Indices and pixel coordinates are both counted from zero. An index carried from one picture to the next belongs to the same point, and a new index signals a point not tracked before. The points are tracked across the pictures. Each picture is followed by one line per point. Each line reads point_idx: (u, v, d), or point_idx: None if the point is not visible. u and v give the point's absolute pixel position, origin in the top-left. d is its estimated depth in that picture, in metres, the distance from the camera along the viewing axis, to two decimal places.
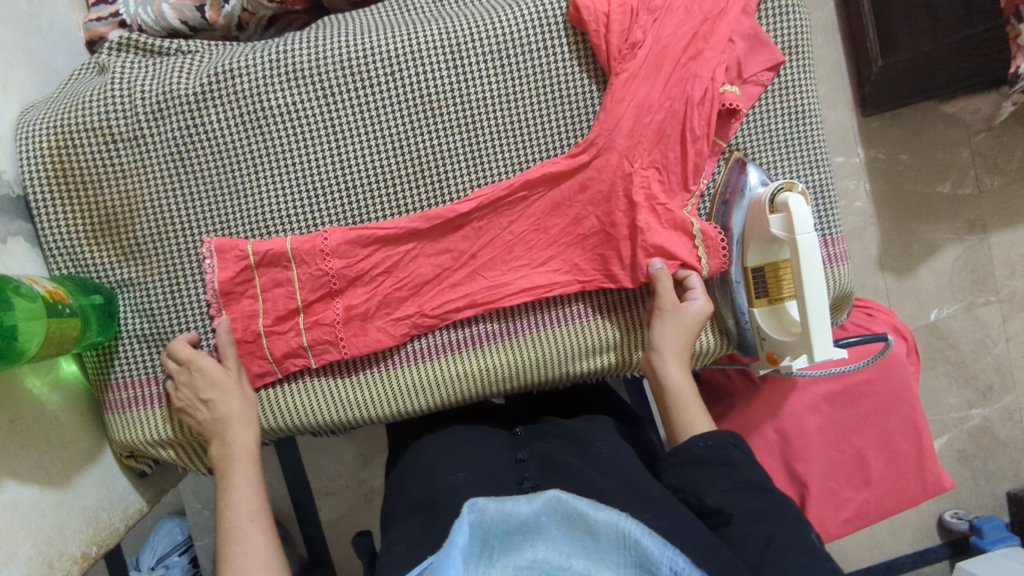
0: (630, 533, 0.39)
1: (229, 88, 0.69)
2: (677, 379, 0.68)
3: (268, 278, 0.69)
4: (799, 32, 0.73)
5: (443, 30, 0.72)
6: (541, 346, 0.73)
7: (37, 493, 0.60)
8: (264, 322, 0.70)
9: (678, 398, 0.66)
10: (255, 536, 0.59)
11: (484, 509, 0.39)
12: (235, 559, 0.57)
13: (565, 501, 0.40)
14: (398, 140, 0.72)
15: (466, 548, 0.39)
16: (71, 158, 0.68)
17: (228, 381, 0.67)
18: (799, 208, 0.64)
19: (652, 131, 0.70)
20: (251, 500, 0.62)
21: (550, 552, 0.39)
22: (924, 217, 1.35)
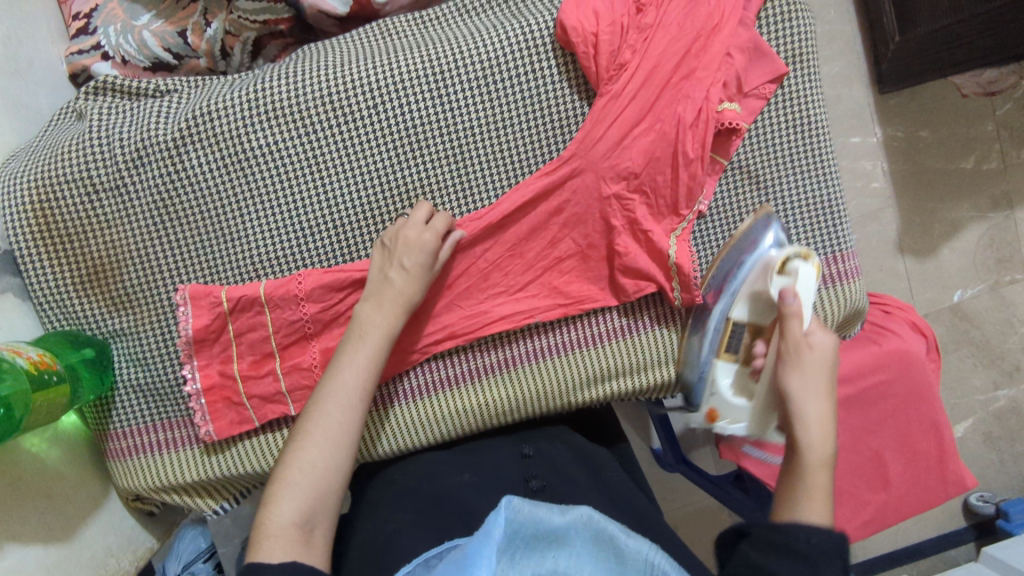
0: (661, 566, 0.39)
1: (209, 131, 0.67)
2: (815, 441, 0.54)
3: (242, 323, 0.68)
4: (804, 40, 0.69)
5: (426, 57, 0.69)
6: (542, 378, 0.72)
7: (43, 552, 0.60)
8: (239, 367, 0.69)
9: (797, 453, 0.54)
10: (309, 483, 0.53)
11: (520, 507, 0.39)
12: (281, 491, 0.53)
13: (596, 520, 0.40)
14: (383, 174, 0.70)
15: (499, 544, 0.38)
16: (55, 211, 0.67)
17: (423, 271, 0.65)
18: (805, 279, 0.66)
19: (649, 151, 0.67)
20: (319, 476, 0.54)
21: (572, 563, 0.39)
22: (948, 194, 1.29)
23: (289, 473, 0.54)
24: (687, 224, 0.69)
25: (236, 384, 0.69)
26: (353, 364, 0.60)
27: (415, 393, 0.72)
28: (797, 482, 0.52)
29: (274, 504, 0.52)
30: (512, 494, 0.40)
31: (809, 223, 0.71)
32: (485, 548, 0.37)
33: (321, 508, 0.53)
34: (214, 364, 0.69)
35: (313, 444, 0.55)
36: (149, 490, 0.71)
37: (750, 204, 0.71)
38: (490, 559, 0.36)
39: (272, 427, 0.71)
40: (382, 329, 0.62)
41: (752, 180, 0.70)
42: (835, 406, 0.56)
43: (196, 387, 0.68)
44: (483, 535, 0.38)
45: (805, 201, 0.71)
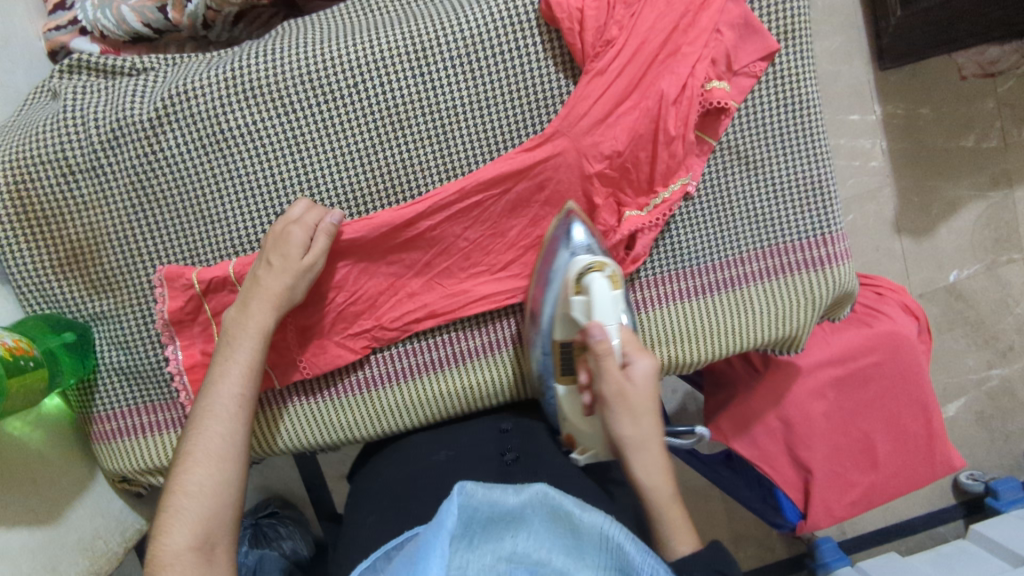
0: (614, 538, 0.43)
1: (186, 110, 0.66)
2: (655, 478, 0.57)
3: (219, 304, 0.68)
4: (796, 16, 0.67)
5: (408, 34, 0.67)
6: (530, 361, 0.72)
7: (24, 535, 0.60)
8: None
9: (647, 495, 0.57)
10: (197, 504, 0.55)
11: (472, 493, 0.43)
12: (167, 517, 0.54)
13: (551, 497, 0.44)
14: (365, 154, 0.68)
15: (453, 530, 0.42)
16: (30, 192, 0.66)
17: (292, 264, 0.63)
18: (599, 293, 0.58)
19: (633, 130, 0.65)
20: (207, 495, 0.55)
21: (531, 546, 0.42)
22: (946, 174, 1.27)
23: (175, 499, 0.55)
24: (664, 197, 0.67)
25: None
26: (228, 373, 0.61)
27: (320, 387, 0.72)
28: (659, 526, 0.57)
29: (164, 533, 0.53)
30: (465, 482, 0.44)
31: (798, 205, 0.70)
32: (436, 542, 0.40)
33: (215, 526, 0.55)
34: (197, 343, 0.68)
35: (196, 466, 0.56)
36: (132, 471, 0.71)
37: (738, 185, 0.69)
38: (442, 544, 0.40)
39: (267, 407, 0.72)
40: (254, 330, 0.62)
41: (740, 160, 0.69)
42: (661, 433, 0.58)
43: (179, 365, 0.68)
44: (436, 527, 0.41)
45: (795, 182, 0.69)
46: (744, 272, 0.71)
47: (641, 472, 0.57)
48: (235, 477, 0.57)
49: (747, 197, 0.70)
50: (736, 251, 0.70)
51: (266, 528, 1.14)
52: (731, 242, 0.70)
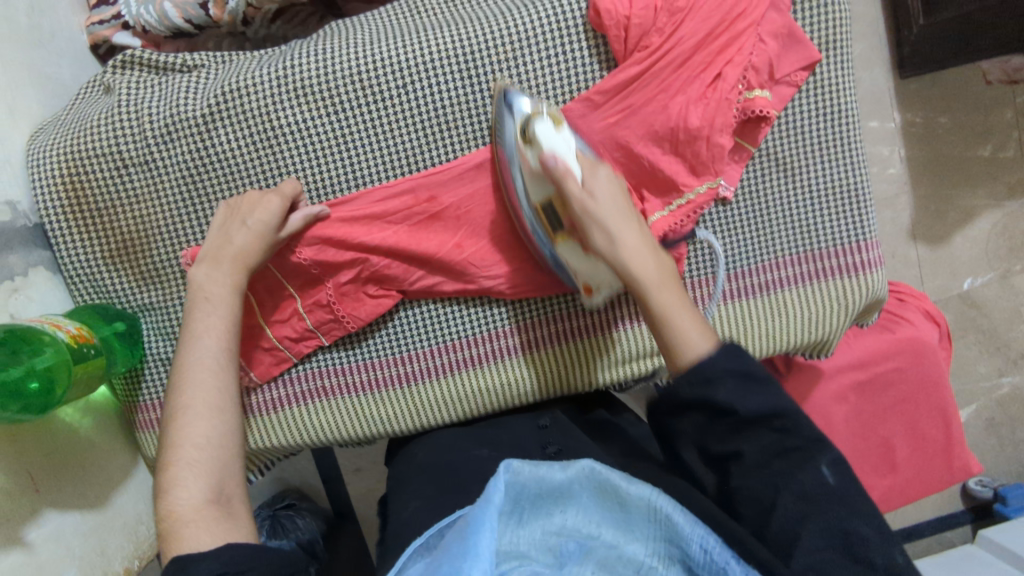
0: (662, 509, 0.44)
1: (238, 108, 0.67)
2: (644, 263, 0.58)
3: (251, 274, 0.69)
4: (838, 27, 0.67)
5: (456, 36, 0.68)
6: (565, 358, 0.74)
7: (78, 519, 0.61)
8: (263, 314, 0.71)
9: (635, 273, 0.58)
10: (206, 456, 0.56)
11: (519, 470, 0.44)
12: (173, 471, 0.54)
13: (599, 472, 0.46)
14: (411, 155, 0.70)
15: (503, 505, 0.44)
16: (85, 185, 0.68)
17: (266, 231, 0.64)
18: (548, 135, 0.62)
19: (648, 123, 0.66)
20: (214, 447, 0.56)
21: (580, 520, 0.45)
22: (963, 182, 1.28)
23: (180, 451, 0.55)
24: (691, 199, 0.67)
25: (265, 330, 0.71)
26: (210, 327, 0.61)
27: (340, 372, 0.73)
28: (674, 326, 0.55)
29: (176, 484, 0.53)
30: (508, 460, 0.45)
31: (833, 213, 0.72)
32: (487, 517, 0.40)
33: (226, 478, 0.56)
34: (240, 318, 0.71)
35: (197, 419, 0.57)
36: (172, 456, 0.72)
37: (775, 192, 0.71)
38: (494, 518, 0.40)
39: (304, 403, 0.74)
40: (231, 287, 0.63)
41: (779, 167, 0.70)
42: (640, 223, 0.61)
43: None
44: (485, 502, 0.42)
45: (832, 190, 0.71)
46: (779, 277, 0.72)
47: (635, 266, 0.58)
48: (237, 429, 0.59)
49: (784, 202, 0.71)
50: (771, 255, 0.72)
51: (283, 519, 1.16)
52: (766, 247, 0.72)
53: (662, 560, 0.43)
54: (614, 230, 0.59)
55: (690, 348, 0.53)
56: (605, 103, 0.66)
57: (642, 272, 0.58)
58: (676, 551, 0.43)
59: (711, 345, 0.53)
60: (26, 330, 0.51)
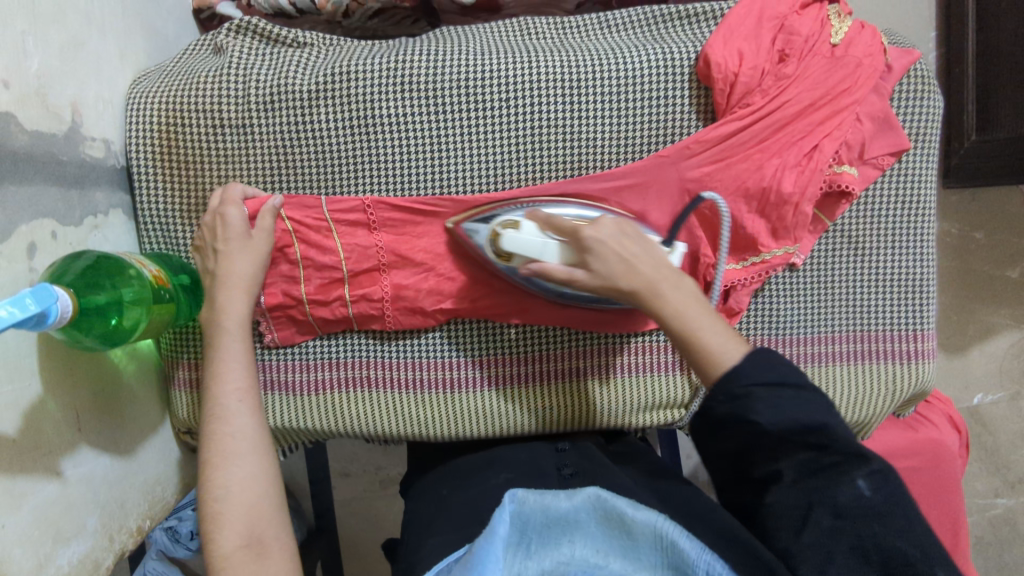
0: (668, 535, 0.42)
1: (344, 90, 0.68)
2: (681, 301, 0.57)
3: (311, 244, 0.70)
4: (929, 122, 0.69)
5: (567, 63, 0.69)
6: (606, 393, 0.74)
7: (107, 464, 0.59)
8: (306, 290, 0.70)
9: (662, 309, 0.57)
10: (240, 497, 0.54)
11: (524, 499, 0.44)
12: (213, 521, 0.53)
13: (605, 498, 0.44)
14: (500, 167, 0.70)
15: (507, 537, 0.42)
16: (181, 138, 0.68)
17: (237, 240, 0.65)
18: (516, 242, 0.61)
19: (740, 179, 0.68)
20: (245, 486, 0.54)
21: (588, 551, 0.42)
22: (986, 298, 1.29)
23: (213, 497, 0.54)
24: (765, 258, 0.69)
25: (304, 305, 0.70)
26: (231, 364, 0.60)
27: (387, 366, 0.73)
28: (708, 342, 0.54)
29: (218, 533, 0.52)
30: (515, 489, 0.45)
31: (895, 299, 0.73)
32: (492, 550, 0.40)
33: (259, 521, 0.53)
34: (281, 285, 0.70)
35: (224, 460, 0.55)
36: (186, 417, 0.71)
37: (842, 269, 0.72)
38: (498, 552, 0.40)
39: (346, 390, 0.73)
40: (234, 320, 0.62)
41: (851, 245, 0.71)
42: (648, 257, 0.58)
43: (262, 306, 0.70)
44: (489, 536, 0.41)
45: (897, 277, 0.72)
46: (832, 350, 0.73)
47: (657, 307, 0.57)
48: (266, 462, 0.57)
49: (850, 279, 0.72)
50: (828, 329, 0.73)
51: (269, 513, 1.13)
52: (824, 320, 0.73)
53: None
54: (615, 263, 0.57)
55: (725, 356, 0.53)
56: (702, 153, 0.67)
57: (665, 298, 0.57)
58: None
59: (744, 351, 0.53)
60: (114, 262, 0.51)
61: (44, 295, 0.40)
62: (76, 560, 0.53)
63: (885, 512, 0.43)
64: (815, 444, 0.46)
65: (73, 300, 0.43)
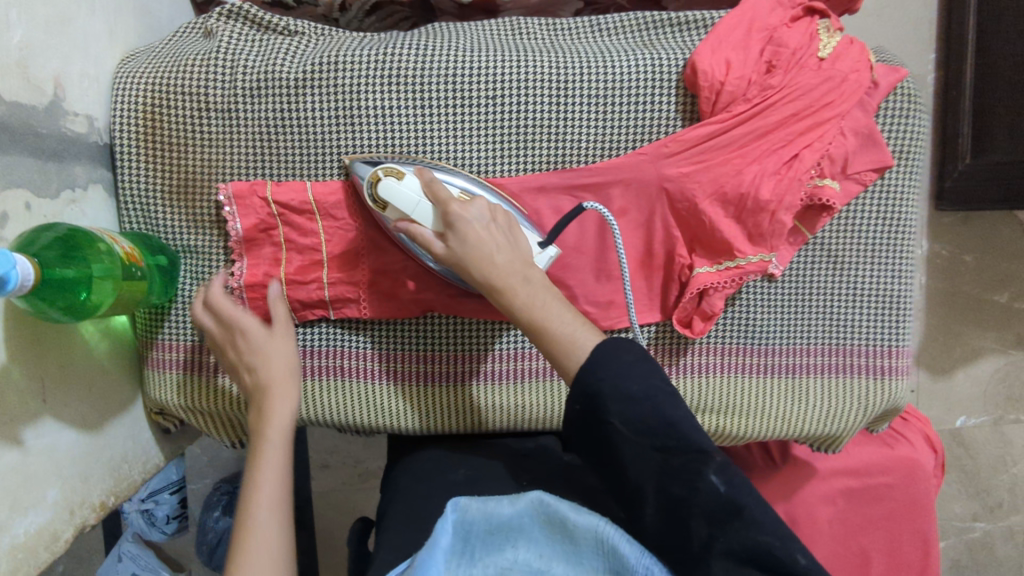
0: (607, 538, 0.43)
1: (331, 79, 0.68)
2: (487, 264, 0.58)
3: (293, 226, 0.69)
4: (912, 141, 0.69)
5: (554, 63, 0.69)
6: (558, 395, 0.73)
7: (72, 439, 0.59)
8: (287, 270, 0.70)
9: (510, 299, 0.57)
10: (271, 536, 0.55)
11: (467, 507, 0.44)
12: (245, 554, 0.53)
13: (548, 503, 0.45)
14: (484, 163, 0.71)
15: (450, 546, 0.43)
16: (165, 119, 0.68)
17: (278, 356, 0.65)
18: (393, 189, 0.61)
19: (718, 183, 0.68)
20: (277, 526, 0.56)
21: (530, 554, 0.44)
22: (974, 321, 1.29)
23: (248, 530, 0.55)
24: (740, 264, 0.68)
25: (281, 287, 0.70)
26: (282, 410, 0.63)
27: (361, 357, 0.73)
28: (543, 330, 0.56)
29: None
30: (459, 497, 0.46)
31: (872, 314, 0.73)
32: (433, 559, 0.40)
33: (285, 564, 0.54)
34: (263, 264, 0.70)
35: (265, 498, 0.57)
36: (216, 408, 0.71)
37: (822, 281, 0.72)
38: (438, 563, 0.40)
39: (320, 377, 0.72)
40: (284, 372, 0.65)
41: (830, 259, 0.72)
42: (490, 236, 0.58)
43: (241, 281, 0.69)
44: (430, 546, 0.42)
45: (874, 292, 0.72)
46: (807, 362, 0.73)
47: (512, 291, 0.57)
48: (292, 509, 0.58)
49: (828, 293, 0.72)
50: (804, 340, 0.73)
51: None
52: (801, 331, 0.73)
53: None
54: (477, 242, 0.58)
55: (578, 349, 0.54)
56: (681, 152, 0.68)
57: (514, 292, 0.57)
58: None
59: (597, 338, 0.55)
60: (85, 236, 0.51)
61: (4, 261, 0.40)
62: (33, 530, 0.53)
63: (743, 507, 0.46)
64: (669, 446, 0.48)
65: (36, 269, 0.43)
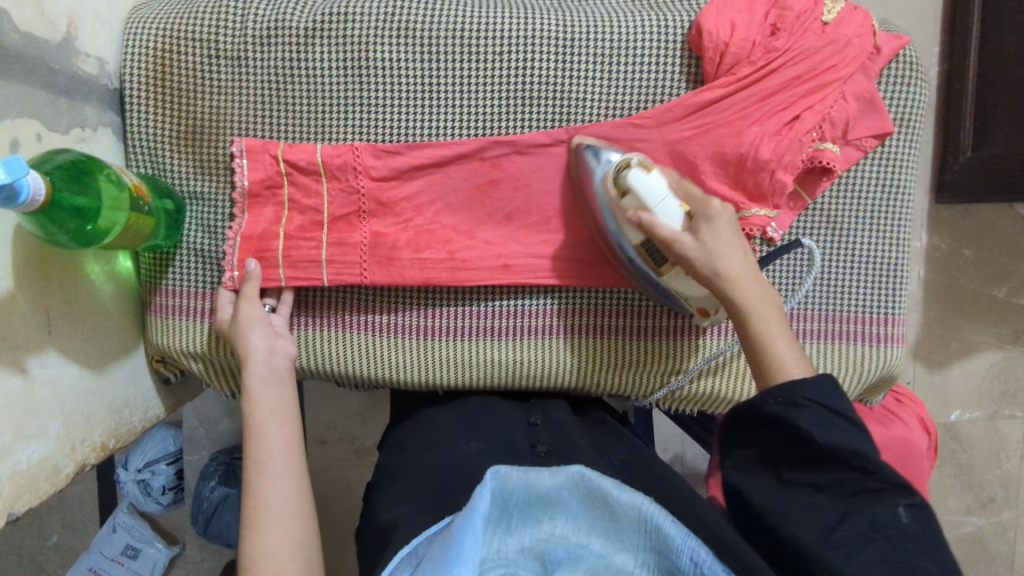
0: (652, 519, 0.43)
1: (340, 30, 0.69)
2: (747, 283, 0.59)
3: (301, 187, 0.70)
4: (913, 108, 0.70)
5: (561, 22, 0.70)
6: (562, 352, 0.74)
7: (75, 374, 0.60)
8: (288, 227, 0.71)
9: (753, 326, 0.58)
10: (279, 514, 0.56)
11: (507, 476, 0.44)
12: (256, 532, 0.54)
13: (589, 478, 0.45)
14: (488, 120, 0.71)
15: (489, 513, 0.44)
16: (174, 65, 0.69)
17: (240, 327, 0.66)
18: (642, 182, 0.63)
19: (718, 144, 0.68)
20: (286, 502, 0.57)
21: (568, 527, 0.44)
22: (972, 315, 1.28)
23: (253, 507, 0.56)
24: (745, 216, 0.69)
25: (279, 244, 0.70)
26: (269, 385, 0.63)
27: (363, 309, 0.73)
28: (766, 342, 0.57)
29: (254, 536, 0.54)
30: (498, 465, 0.45)
31: (869, 282, 0.73)
32: (471, 527, 0.41)
33: (302, 538, 0.55)
34: (263, 221, 0.71)
35: (270, 478, 0.58)
36: (215, 353, 0.72)
37: (820, 247, 0.73)
38: (478, 530, 0.41)
39: (322, 327, 0.73)
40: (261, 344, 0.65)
41: (829, 225, 0.72)
42: (748, 255, 0.61)
43: (236, 234, 0.70)
44: (469, 511, 0.42)
45: (872, 259, 0.73)
46: (804, 327, 0.74)
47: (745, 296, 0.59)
48: (299, 484, 0.59)
49: (825, 259, 0.73)
50: (801, 306, 0.74)
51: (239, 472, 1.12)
52: (798, 296, 0.74)
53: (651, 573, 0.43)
54: (723, 251, 0.60)
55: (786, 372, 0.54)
56: (686, 116, 0.69)
57: (747, 300, 0.58)
58: (668, 563, 0.42)
59: (812, 369, 0.55)
60: (93, 162, 0.52)
61: (18, 167, 0.41)
62: (35, 459, 0.54)
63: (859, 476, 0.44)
64: (859, 466, 0.44)
65: (48, 189, 0.44)
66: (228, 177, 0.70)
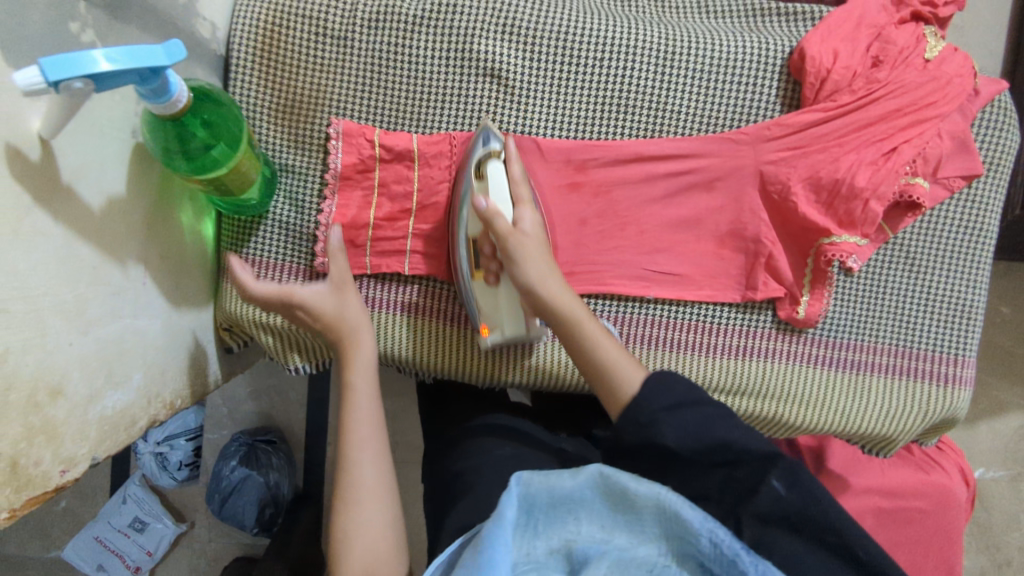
0: (671, 506, 0.43)
1: (449, 20, 0.70)
2: (565, 297, 0.60)
3: (391, 173, 0.71)
4: (1002, 154, 0.71)
5: (666, 33, 0.71)
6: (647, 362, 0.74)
7: (158, 329, 0.60)
8: (375, 215, 0.71)
9: (582, 331, 0.59)
10: (370, 500, 0.58)
11: (529, 481, 0.44)
12: (348, 514, 0.57)
13: (607, 475, 0.44)
14: (582, 120, 0.72)
15: (515, 520, 0.43)
16: (281, 38, 0.69)
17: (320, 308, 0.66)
18: (497, 176, 0.64)
19: (815, 169, 0.69)
20: (375, 488, 0.59)
21: (593, 526, 0.43)
22: (1005, 372, 1.27)
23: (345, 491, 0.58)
24: (834, 241, 0.69)
25: (366, 231, 0.71)
26: (365, 370, 0.64)
27: (440, 296, 0.73)
28: (608, 358, 0.58)
29: (347, 515, 0.57)
30: (519, 472, 0.45)
31: (940, 321, 0.73)
32: (501, 537, 0.40)
33: (388, 520, 0.58)
34: (352, 207, 0.71)
35: (358, 465, 0.59)
36: (289, 325, 0.72)
37: (897, 282, 0.73)
38: (507, 538, 0.40)
39: (402, 312, 0.73)
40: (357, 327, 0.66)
41: (908, 261, 0.72)
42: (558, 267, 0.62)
43: (329, 218, 0.71)
44: (497, 521, 0.41)
45: (947, 300, 0.73)
46: (874, 360, 0.74)
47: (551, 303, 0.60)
48: (387, 471, 0.61)
49: (901, 294, 0.73)
50: (873, 339, 0.73)
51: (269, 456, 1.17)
52: (870, 329, 0.73)
53: (675, 558, 0.42)
54: (540, 268, 0.60)
55: (628, 378, 0.57)
56: (783, 137, 0.69)
57: (574, 314, 0.60)
58: (687, 546, 0.42)
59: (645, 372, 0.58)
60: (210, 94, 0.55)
61: (174, 49, 0.43)
62: (118, 407, 0.54)
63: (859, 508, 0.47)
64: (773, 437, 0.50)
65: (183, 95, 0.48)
66: (320, 151, 0.71)
